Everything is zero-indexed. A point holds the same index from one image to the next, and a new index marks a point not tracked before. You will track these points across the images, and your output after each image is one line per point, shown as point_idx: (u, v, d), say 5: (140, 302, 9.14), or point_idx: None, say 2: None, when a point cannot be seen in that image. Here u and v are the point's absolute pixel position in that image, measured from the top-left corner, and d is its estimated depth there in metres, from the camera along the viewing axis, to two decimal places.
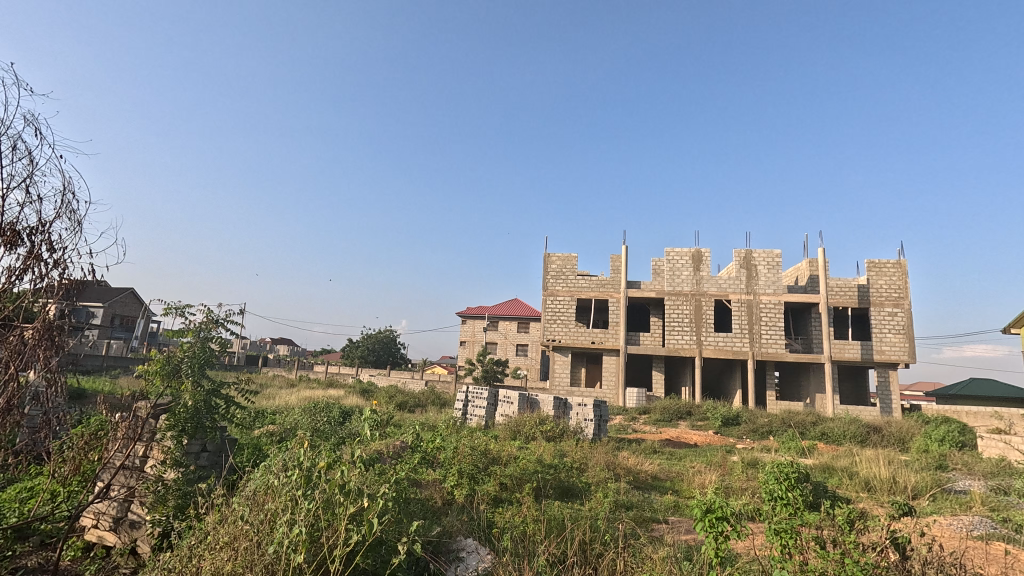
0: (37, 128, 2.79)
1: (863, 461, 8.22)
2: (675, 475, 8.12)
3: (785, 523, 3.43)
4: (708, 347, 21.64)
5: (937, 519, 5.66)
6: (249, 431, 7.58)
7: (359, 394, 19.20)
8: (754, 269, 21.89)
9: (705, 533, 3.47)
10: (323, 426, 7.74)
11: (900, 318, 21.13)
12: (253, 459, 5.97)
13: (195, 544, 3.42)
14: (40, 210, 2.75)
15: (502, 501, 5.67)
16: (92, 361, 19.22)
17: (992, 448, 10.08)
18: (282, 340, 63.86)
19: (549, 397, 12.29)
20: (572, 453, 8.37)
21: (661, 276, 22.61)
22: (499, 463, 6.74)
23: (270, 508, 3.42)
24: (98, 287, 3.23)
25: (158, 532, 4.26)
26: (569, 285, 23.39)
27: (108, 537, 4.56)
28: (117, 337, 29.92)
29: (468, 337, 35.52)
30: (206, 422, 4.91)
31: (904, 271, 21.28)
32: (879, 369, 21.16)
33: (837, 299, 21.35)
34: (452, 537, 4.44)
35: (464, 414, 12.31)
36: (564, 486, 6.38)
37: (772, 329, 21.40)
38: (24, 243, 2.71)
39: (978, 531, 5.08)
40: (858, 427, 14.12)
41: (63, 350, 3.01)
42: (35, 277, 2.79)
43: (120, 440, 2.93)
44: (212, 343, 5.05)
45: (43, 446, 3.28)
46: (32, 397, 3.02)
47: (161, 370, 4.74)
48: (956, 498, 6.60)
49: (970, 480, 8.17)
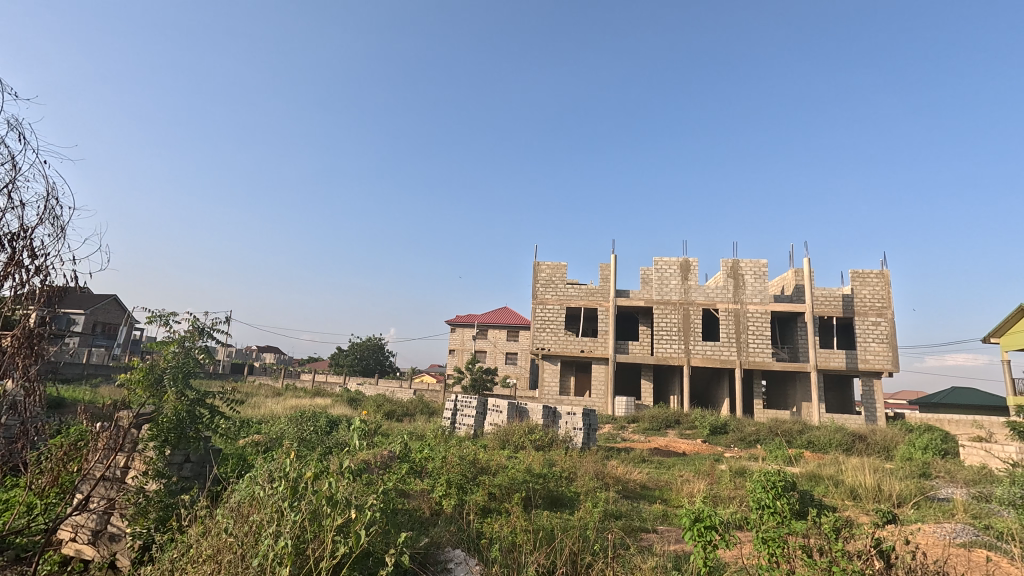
0: (21, 133, 2.71)
1: (849, 469, 8.30)
2: (663, 484, 8.15)
3: (772, 532, 3.46)
4: (696, 355, 21.77)
5: (921, 527, 5.71)
6: (233, 441, 7.50)
7: (347, 403, 19.00)
8: (742, 279, 22.11)
9: (695, 542, 3.51)
10: (310, 436, 7.66)
11: (883, 328, 21.45)
12: (238, 469, 5.90)
13: (177, 557, 3.36)
14: (23, 215, 2.68)
15: (491, 510, 5.64)
16: (73, 369, 18.85)
17: (974, 456, 10.24)
18: (269, 349, 63.19)
19: (538, 406, 12.26)
20: (561, 463, 8.34)
21: (650, 285, 22.80)
22: (488, 473, 6.70)
23: (255, 519, 3.36)
24: (81, 294, 3.15)
25: (138, 545, 4.17)
26: (558, 294, 23.45)
27: (87, 550, 4.47)
28: (98, 344, 29.34)
29: (457, 345, 35.45)
30: (190, 433, 4.84)
31: (887, 281, 21.68)
32: (864, 377, 21.43)
33: (823, 309, 21.62)
34: (440, 548, 4.41)
35: (453, 424, 12.25)
36: (553, 495, 6.38)
37: (759, 338, 21.61)
38: (5, 249, 2.65)
39: (961, 539, 5.15)
40: (844, 436, 14.28)
41: (43, 358, 2.95)
42: (15, 283, 2.72)
43: (100, 450, 2.81)
44: (196, 351, 5.05)
45: (20, 457, 3.16)
46: (9, 407, 2.92)
47: (144, 379, 4.64)
48: (940, 506, 6.71)
49: (953, 488, 8.26)
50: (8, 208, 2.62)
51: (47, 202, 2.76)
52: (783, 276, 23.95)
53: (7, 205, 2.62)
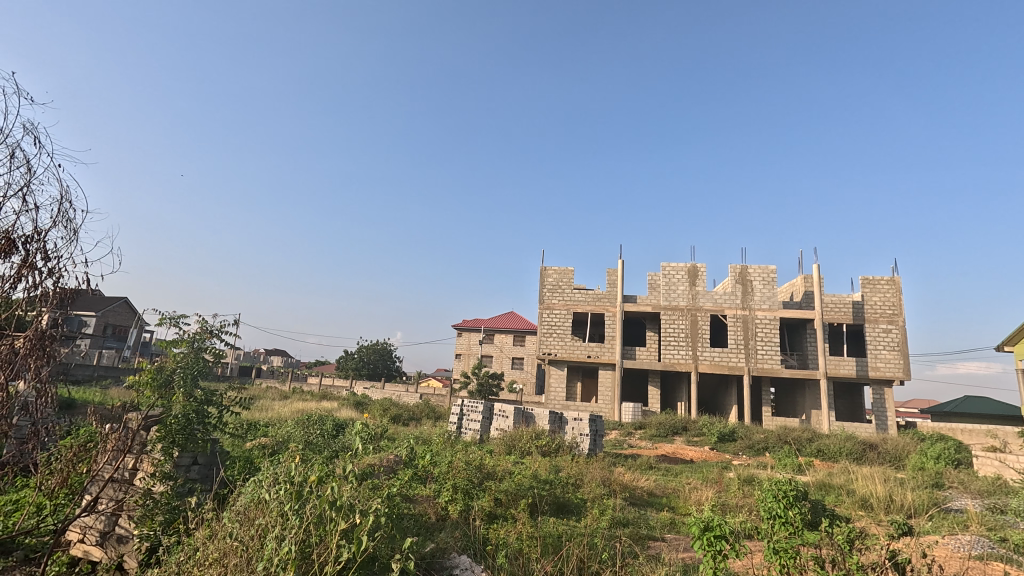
0: (35, 136, 2.75)
1: (860, 478, 8.18)
2: (670, 492, 8.07)
3: (784, 543, 3.39)
4: (704, 361, 21.56)
5: (936, 539, 5.60)
6: (241, 444, 7.60)
7: (353, 407, 18.93)
8: (750, 284, 21.93)
9: (704, 551, 3.44)
10: (316, 438, 7.75)
11: (894, 335, 21.19)
12: (245, 471, 5.91)
13: (184, 560, 3.36)
14: (36, 218, 2.70)
15: (497, 516, 5.59)
16: (84, 370, 19.05)
17: (988, 466, 10.03)
18: (276, 352, 63.86)
19: (544, 412, 12.23)
20: (567, 468, 8.31)
21: (657, 290, 22.70)
22: (493, 478, 6.68)
23: (261, 523, 3.35)
24: (93, 295, 3.18)
25: (146, 547, 4.22)
26: (565, 299, 23.36)
27: (94, 552, 4.48)
28: (108, 346, 29.62)
29: (463, 350, 35.46)
30: (198, 434, 4.84)
31: (898, 288, 21.45)
32: (874, 386, 21.18)
33: (832, 316, 21.45)
34: (446, 554, 4.37)
35: (459, 428, 12.18)
36: (559, 502, 6.32)
37: (768, 345, 21.41)
38: (19, 252, 2.66)
39: (977, 551, 5.04)
40: (854, 444, 14.09)
41: (55, 359, 2.97)
42: (29, 286, 2.74)
43: (108, 452, 2.78)
44: (206, 353, 5.03)
45: (30, 458, 3.15)
46: (21, 408, 2.94)
47: (153, 380, 4.67)
48: (953, 517, 6.57)
49: (966, 498, 8.09)
50: (22, 210, 2.65)
51: (61, 206, 2.79)
52: (791, 283, 23.77)
53: (21, 208, 2.64)
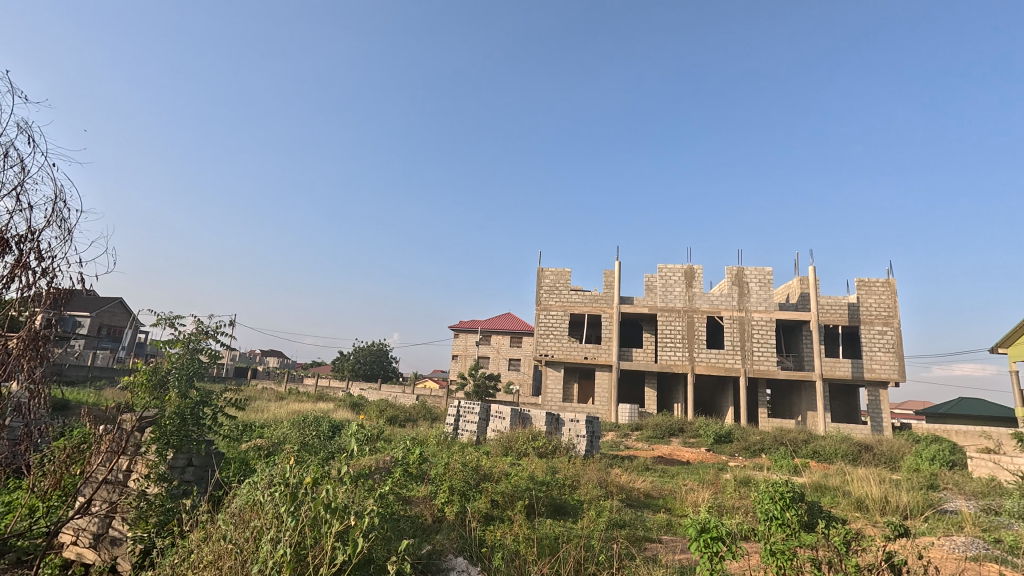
0: (30, 136, 2.74)
1: (856, 480, 8.20)
2: (667, 493, 8.08)
3: (781, 544, 3.39)
4: (700, 363, 21.60)
5: (931, 540, 5.62)
6: (236, 445, 7.57)
7: (349, 408, 18.87)
8: (746, 286, 21.99)
9: (701, 553, 3.44)
10: (312, 440, 7.72)
11: (890, 337, 21.27)
12: (240, 473, 5.89)
13: (178, 562, 3.34)
14: (29, 218, 2.68)
15: (494, 518, 5.58)
16: (79, 370, 18.94)
17: (983, 467, 10.08)
18: (272, 353, 63.70)
19: (541, 413, 12.23)
20: (564, 469, 8.31)
21: (654, 291, 22.75)
22: (490, 479, 6.65)
23: (255, 525, 3.33)
24: (88, 295, 3.16)
25: (139, 549, 4.18)
26: (562, 300, 23.38)
27: (87, 554, 4.44)
28: (103, 347, 29.49)
29: (460, 351, 35.43)
30: (193, 434, 4.81)
31: (893, 290, 21.54)
32: (870, 387, 21.26)
33: (827, 317, 21.54)
34: (442, 556, 4.35)
35: (456, 429, 12.17)
36: (556, 503, 6.31)
37: (764, 346, 21.46)
38: (12, 251, 2.65)
39: (972, 552, 5.06)
40: (850, 446, 14.14)
41: (48, 360, 2.95)
42: (22, 286, 2.71)
43: (102, 453, 2.75)
44: (201, 354, 4.98)
45: (23, 459, 3.12)
46: (13, 408, 2.91)
47: (147, 381, 4.63)
48: (949, 518, 6.60)
49: (961, 499, 8.13)
50: (15, 210, 2.62)
51: (55, 205, 2.77)
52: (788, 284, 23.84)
53: (14, 208, 2.62)
